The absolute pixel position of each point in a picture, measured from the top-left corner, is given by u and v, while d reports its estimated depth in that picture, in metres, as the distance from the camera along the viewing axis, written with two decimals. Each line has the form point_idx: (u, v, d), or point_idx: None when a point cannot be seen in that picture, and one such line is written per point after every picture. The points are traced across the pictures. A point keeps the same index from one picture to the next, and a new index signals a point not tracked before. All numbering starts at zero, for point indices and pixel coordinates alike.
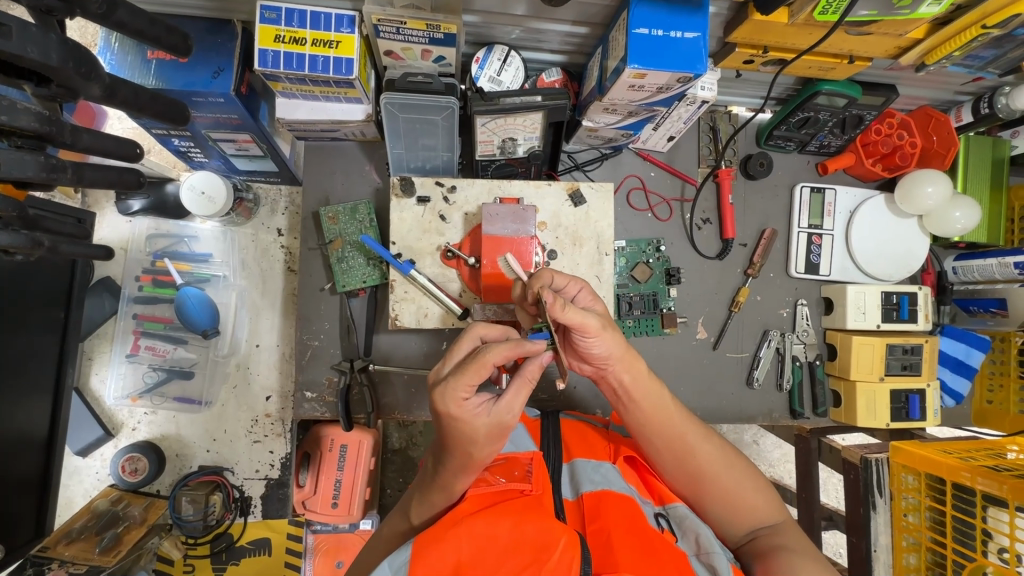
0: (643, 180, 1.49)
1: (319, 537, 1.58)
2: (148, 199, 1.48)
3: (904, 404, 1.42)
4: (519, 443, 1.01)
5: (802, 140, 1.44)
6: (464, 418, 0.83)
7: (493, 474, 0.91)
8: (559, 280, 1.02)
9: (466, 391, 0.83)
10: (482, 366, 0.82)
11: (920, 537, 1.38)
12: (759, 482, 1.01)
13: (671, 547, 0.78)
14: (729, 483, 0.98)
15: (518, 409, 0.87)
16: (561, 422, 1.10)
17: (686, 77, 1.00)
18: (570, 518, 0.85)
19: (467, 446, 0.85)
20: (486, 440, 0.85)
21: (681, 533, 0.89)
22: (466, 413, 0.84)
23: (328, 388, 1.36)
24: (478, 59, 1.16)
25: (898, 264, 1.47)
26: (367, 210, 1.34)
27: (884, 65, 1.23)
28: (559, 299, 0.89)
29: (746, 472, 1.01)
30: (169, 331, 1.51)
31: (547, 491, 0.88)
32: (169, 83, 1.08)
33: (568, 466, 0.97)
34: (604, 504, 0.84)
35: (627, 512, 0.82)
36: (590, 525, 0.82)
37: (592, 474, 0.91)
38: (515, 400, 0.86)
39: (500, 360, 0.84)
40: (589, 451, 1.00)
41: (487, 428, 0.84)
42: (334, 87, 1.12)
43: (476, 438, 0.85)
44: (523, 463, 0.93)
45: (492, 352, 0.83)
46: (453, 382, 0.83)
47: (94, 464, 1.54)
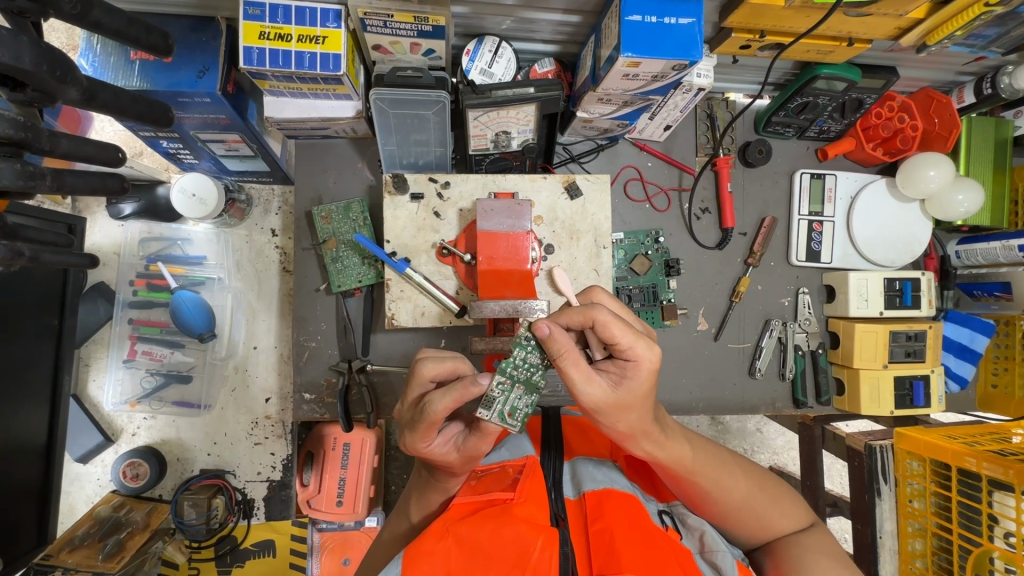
0: (640, 171, 1.46)
1: (326, 535, 1.57)
2: (139, 202, 1.46)
3: (909, 391, 1.40)
4: (516, 449, 0.96)
5: (801, 125, 1.42)
6: (437, 456, 0.84)
7: (487, 478, 0.88)
8: (613, 334, 0.78)
9: (426, 442, 0.82)
10: (432, 421, 0.79)
11: (926, 523, 1.38)
12: (780, 493, 0.99)
13: (673, 545, 0.79)
14: (755, 509, 0.94)
15: (484, 443, 0.83)
16: (563, 420, 1.10)
17: (681, 64, 0.98)
18: (572, 518, 0.83)
19: (445, 466, 0.88)
20: (462, 465, 0.86)
21: (686, 531, 0.90)
22: (434, 455, 0.84)
23: (327, 389, 1.34)
24: (468, 52, 1.14)
25: (901, 249, 1.45)
26: (360, 208, 1.32)
27: (883, 46, 1.20)
28: (563, 348, 0.76)
29: (770, 489, 0.98)
30: (166, 335, 1.48)
31: (544, 498, 0.83)
32: (154, 84, 1.06)
33: (570, 463, 0.97)
34: (606, 504, 0.83)
35: (631, 507, 0.83)
36: (593, 525, 0.80)
37: (594, 473, 0.91)
38: (483, 442, 0.83)
39: (450, 412, 0.78)
40: (591, 449, 1.00)
41: (460, 459, 0.85)
42: (322, 84, 1.10)
43: (452, 464, 0.87)
44: (518, 469, 0.89)
45: (436, 410, 0.77)
46: (411, 433, 0.82)
47: (95, 470, 1.53)
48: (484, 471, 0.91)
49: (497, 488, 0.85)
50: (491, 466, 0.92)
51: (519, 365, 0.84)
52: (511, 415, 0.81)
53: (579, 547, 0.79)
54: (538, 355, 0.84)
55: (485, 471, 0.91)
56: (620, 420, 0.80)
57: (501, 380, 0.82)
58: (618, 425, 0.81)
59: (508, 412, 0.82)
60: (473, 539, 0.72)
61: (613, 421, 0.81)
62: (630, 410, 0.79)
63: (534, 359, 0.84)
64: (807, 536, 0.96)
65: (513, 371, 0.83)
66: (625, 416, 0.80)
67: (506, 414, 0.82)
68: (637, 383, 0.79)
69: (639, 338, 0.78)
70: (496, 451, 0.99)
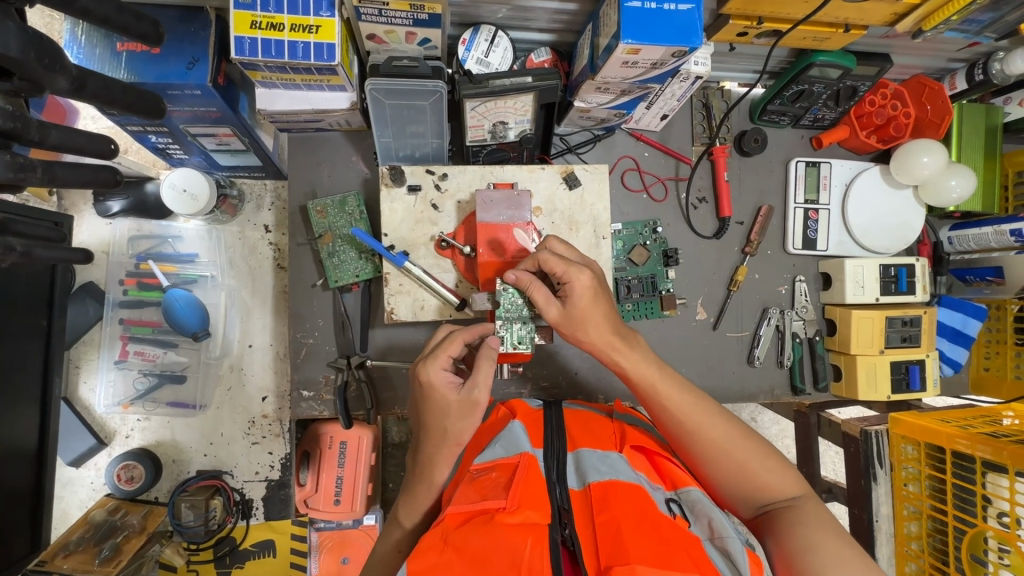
0: (637, 161, 1.46)
1: (325, 533, 1.57)
2: (128, 200, 1.44)
3: (904, 376, 1.42)
4: (511, 444, 0.94)
5: (796, 113, 1.43)
6: (439, 387, 0.94)
7: (484, 480, 0.87)
8: (553, 266, 0.98)
9: (436, 373, 0.95)
10: (451, 342, 0.98)
11: (921, 505, 1.40)
12: (771, 456, 0.98)
13: (681, 534, 0.78)
14: (733, 458, 0.97)
15: (484, 385, 0.94)
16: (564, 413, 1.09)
17: (681, 51, 0.97)
18: (577, 511, 0.84)
19: (442, 420, 0.94)
20: (457, 414, 0.93)
21: (694, 518, 0.88)
22: (438, 387, 0.94)
23: (326, 386, 1.33)
24: (464, 41, 1.13)
25: (895, 237, 1.47)
26: (356, 202, 1.29)
27: (879, 33, 1.20)
28: (522, 278, 0.99)
29: (758, 450, 0.98)
30: (158, 335, 1.46)
31: (542, 499, 0.82)
32: (142, 77, 1.03)
33: (573, 455, 0.96)
34: (611, 495, 0.82)
35: (635, 497, 0.82)
36: (598, 516, 0.80)
37: (598, 463, 0.90)
38: (480, 377, 0.94)
39: (467, 338, 1.00)
40: (594, 440, 0.99)
41: (456, 402, 0.93)
42: (316, 74, 1.08)
43: (448, 411, 0.93)
44: (513, 467, 0.88)
45: (455, 338, 0.99)
46: (427, 359, 0.96)
47: (89, 474, 1.50)
48: (479, 471, 0.90)
49: (493, 491, 0.84)
50: (487, 465, 0.91)
51: (510, 307, 1.05)
52: (521, 342, 1.05)
53: (585, 540, 0.78)
54: (520, 296, 1.04)
55: (481, 471, 0.90)
56: (580, 331, 0.99)
57: (503, 322, 1.05)
58: (587, 336, 0.99)
59: (518, 341, 1.06)
60: (473, 548, 0.72)
61: (576, 334, 1.00)
62: (584, 322, 0.99)
63: (519, 301, 1.04)
64: (794, 506, 0.94)
65: (508, 314, 1.05)
66: (584, 326, 0.99)
67: (516, 343, 1.06)
68: (579, 297, 0.98)
69: (570, 265, 0.98)
70: (489, 448, 0.96)
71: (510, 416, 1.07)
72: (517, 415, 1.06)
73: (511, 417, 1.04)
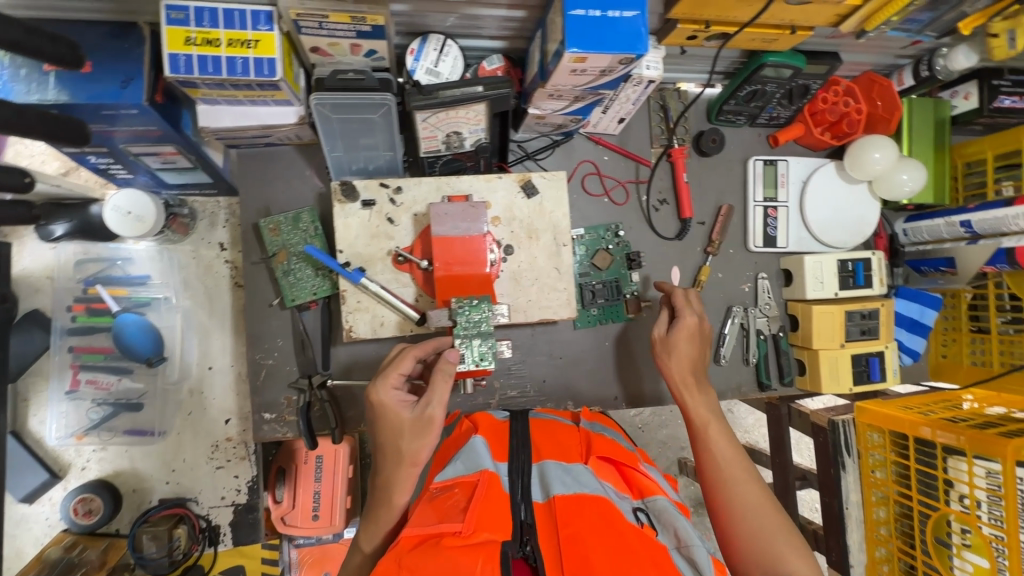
0: (596, 165, 1.45)
1: (303, 551, 1.53)
2: (72, 222, 1.34)
3: (866, 367, 1.44)
4: (472, 461, 0.92)
5: (752, 113, 1.44)
6: (390, 406, 0.96)
7: (443, 502, 0.85)
8: (677, 297, 1.30)
9: (387, 392, 0.98)
10: (403, 360, 1.01)
11: (888, 491, 1.42)
12: (794, 534, 0.96)
13: (646, 543, 0.78)
14: (755, 513, 0.99)
15: (439, 403, 0.96)
16: (531, 423, 1.08)
17: (628, 59, 0.96)
18: (541, 525, 0.82)
19: (396, 440, 0.95)
20: (412, 432, 0.94)
21: (661, 527, 0.89)
22: (390, 406, 0.97)
23: (288, 407, 1.29)
24: (413, 50, 1.10)
25: (852, 231, 1.49)
26: (310, 218, 1.26)
27: (825, 33, 1.22)
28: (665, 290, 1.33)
29: (780, 520, 0.98)
30: (110, 362, 1.40)
31: (503, 517, 0.81)
32: (73, 97, 0.98)
33: (538, 467, 0.94)
34: (576, 509, 0.81)
35: (598, 511, 0.81)
36: (563, 531, 0.79)
37: (563, 477, 0.89)
38: (435, 394, 0.96)
39: (421, 353, 1.03)
40: (559, 452, 0.97)
41: (411, 419, 0.95)
42: (258, 90, 1.04)
43: (403, 429, 0.95)
44: (473, 486, 0.86)
45: (405, 356, 1.01)
46: (378, 380, 0.99)
47: (43, 509, 1.44)
48: (439, 490, 0.88)
49: (453, 513, 0.82)
50: (447, 484, 0.89)
51: (467, 324, 1.07)
52: (483, 358, 1.06)
53: (549, 558, 0.77)
54: (478, 310, 1.07)
55: (441, 489, 0.89)
56: (668, 358, 1.23)
57: (462, 339, 1.06)
58: (670, 365, 1.23)
59: (479, 357, 1.06)
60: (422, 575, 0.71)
61: (667, 355, 1.24)
62: (679, 354, 1.23)
63: (476, 316, 1.08)
64: None
65: (466, 330, 1.07)
66: (676, 356, 1.23)
67: (478, 360, 1.06)
68: (681, 331, 1.25)
69: (688, 304, 1.29)
70: (451, 464, 0.94)
71: (471, 431, 1.04)
72: (479, 428, 1.04)
73: (472, 432, 1.02)
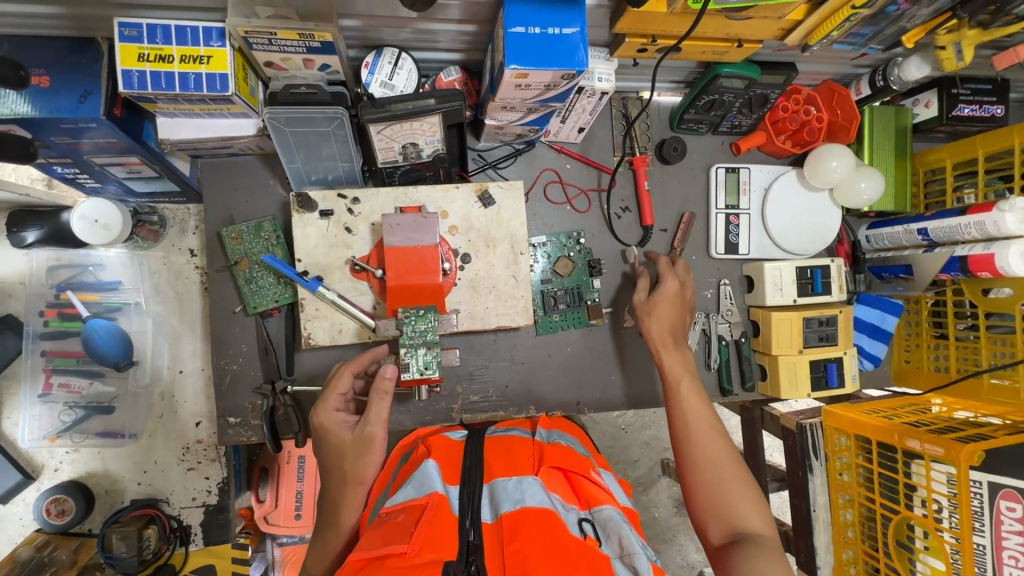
0: (559, 173, 1.47)
1: (286, 549, 1.58)
2: (43, 230, 1.39)
3: (824, 373, 1.46)
4: (423, 484, 0.93)
5: (713, 121, 1.46)
6: (332, 428, 1.07)
7: (390, 524, 0.86)
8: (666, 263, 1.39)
9: (329, 414, 1.08)
10: (340, 379, 1.11)
11: (853, 494, 1.45)
12: (751, 488, 1.07)
13: (587, 553, 0.79)
14: (717, 466, 1.09)
15: (376, 421, 1.06)
16: (486, 442, 1.11)
17: (569, 74, 0.98)
18: (489, 546, 0.84)
19: (341, 462, 1.06)
20: (354, 453, 1.05)
21: (605, 537, 0.90)
22: (333, 429, 1.07)
23: (253, 412, 1.32)
24: (367, 64, 1.13)
25: (813, 238, 1.51)
26: (272, 227, 1.29)
27: (777, 45, 1.24)
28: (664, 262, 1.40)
29: (738, 473, 1.08)
30: (82, 365, 1.44)
31: (449, 537, 0.83)
32: (36, 109, 1.01)
33: (489, 487, 0.97)
34: (522, 522, 0.83)
35: (541, 523, 0.83)
36: (508, 547, 0.80)
37: (511, 492, 0.91)
38: (370, 415, 1.06)
39: (355, 370, 1.12)
40: (510, 468, 1.00)
41: (351, 440, 1.06)
42: (213, 104, 1.07)
43: (346, 451, 1.06)
44: (421, 509, 0.87)
45: (343, 377, 1.11)
46: (320, 404, 1.09)
47: (17, 510, 1.48)
48: (387, 514, 0.88)
49: (399, 534, 0.82)
50: (396, 508, 0.89)
51: (412, 334, 1.12)
52: (428, 366, 1.11)
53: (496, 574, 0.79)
54: (423, 321, 1.11)
55: (390, 513, 0.89)
56: (649, 318, 1.31)
57: (408, 349, 1.11)
58: (650, 325, 1.31)
59: (424, 366, 1.11)
60: None
61: (649, 316, 1.31)
62: (660, 314, 1.31)
63: (421, 326, 1.11)
64: (757, 537, 1.00)
65: (412, 340, 1.11)
66: (657, 317, 1.30)
67: (423, 369, 1.11)
68: (664, 295, 1.32)
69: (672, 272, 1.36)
70: (401, 488, 0.94)
71: (425, 456, 1.06)
72: (432, 453, 1.06)
73: (425, 458, 1.03)
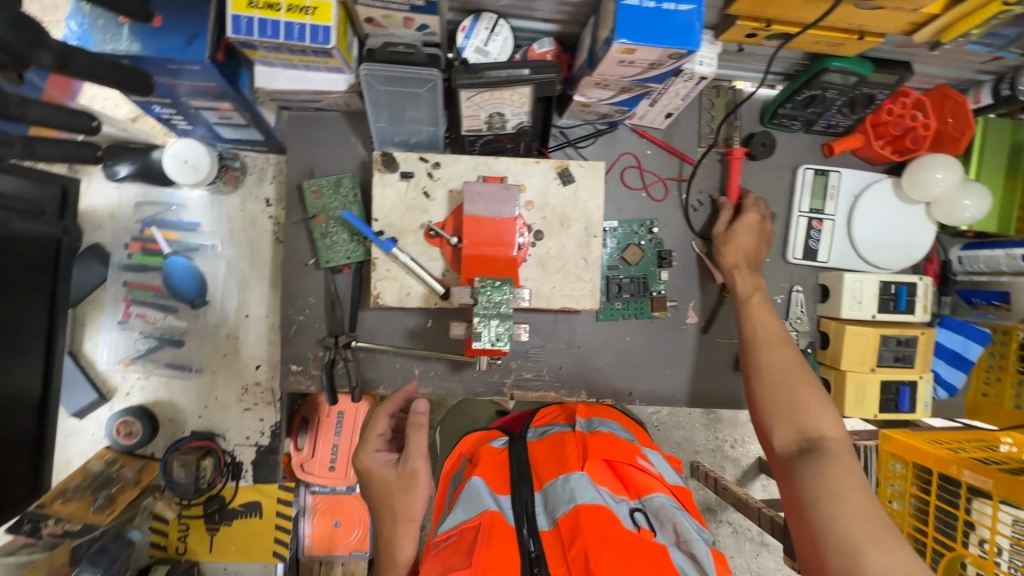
0: (638, 158, 1.43)
1: (318, 497, 1.67)
2: (135, 165, 1.45)
3: (894, 396, 1.39)
4: (473, 504, 0.93)
5: (808, 118, 1.38)
6: (376, 467, 1.12)
7: (448, 551, 0.87)
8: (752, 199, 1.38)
9: (371, 458, 1.14)
10: (377, 421, 1.18)
11: (902, 524, 1.38)
12: (822, 396, 1.07)
13: (648, 551, 0.81)
14: (788, 374, 1.11)
15: (417, 455, 1.11)
16: (529, 449, 1.08)
17: (678, 53, 0.94)
18: (551, 553, 0.86)
19: (389, 501, 1.08)
20: (400, 489, 1.09)
21: (659, 526, 0.90)
22: (376, 468, 1.12)
23: (314, 362, 1.36)
24: (464, 28, 1.11)
25: (901, 253, 1.42)
26: (351, 184, 1.31)
27: (898, 41, 1.15)
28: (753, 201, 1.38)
29: (813, 392, 1.07)
30: (159, 300, 1.52)
31: (509, 555, 0.85)
32: (144, 49, 1.04)
33: (540, 494, 0.96)
34: (580, 523, 0.85)
35: (593, 529, 0.83)
36: (570, 550, 0.83)
37: (561, 494, 0.91)
38: (411, 449, 1.11)
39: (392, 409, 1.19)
40: (556, 468, 0.99)
41: (394, 475, 1.10)
42: (312, 56, 1.08)
43: (392, 487, 1.09)
44: (476, 528, 0.88)
45: (378, 419, 1.18)
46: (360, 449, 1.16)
47: (90, 426, 1.58)
48: (442, 541, 0.89)
49: (459, 556, 0.84)
50: (449, 535, 0.90)
51: (488, 302, 1.10)
52: (498, 338, 1.09)
53: None
54: (499, 292, 1.09)
55: (445, 539, 0.90)
56: (727, 243, 1.35)
57: (481, 318, 1.09)
58: (726, 249, 1.34)
59: (495, 338, 1.09)
60: None
61: (730, 244, 1.34)
62: (738, 235, 1.34)
63: (496, 297, 1.10)
64: (826, 439, 1.00)
65: (486, 310, 1.09)
66: (736, 247, 1.34)
67: (495, 339, 1.09)
68: (744, 222, 1.35)
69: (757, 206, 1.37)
70: (452, 511, 0.94)
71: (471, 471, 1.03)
72: (477, 466, 1.04)
73: (472, 474, 1.00)
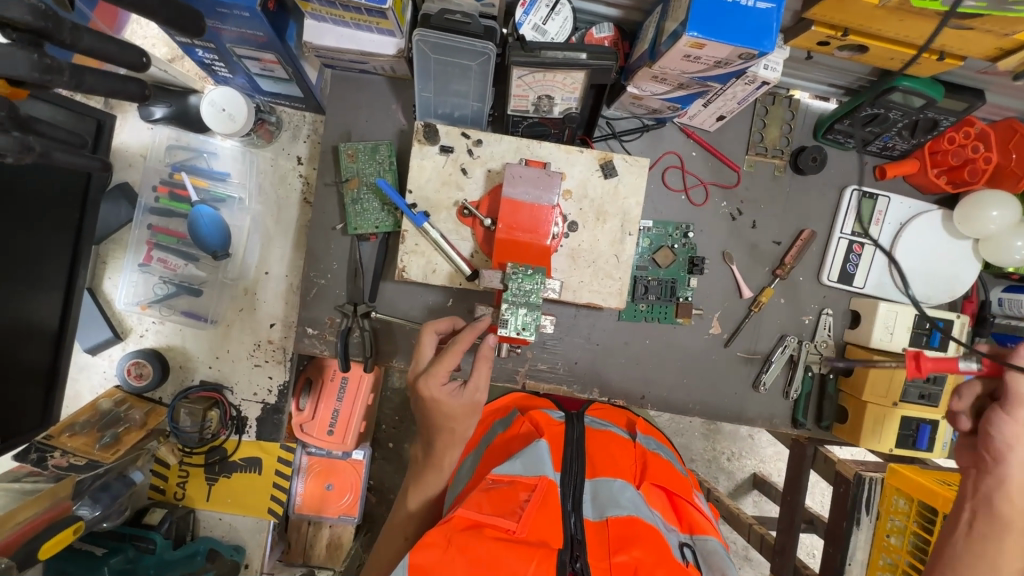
0: (682, 159, 1.38)
1: (313, 458, 1.65)
2: (170, 108, 1.42)
3: (914, 433, 1.35)
4: (532, 463, 0.96)
5: (865, 138, 1.33)
6: (446, 399, 0.98)
7: (496, 494, 0.91)
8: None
9: (437, 387, 0.98)
10: (446, 354, 0.99)
11: (898, 560, 1.36)
12: None
13: None
14: None
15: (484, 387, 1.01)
16: (586, 432, 1.11)
17: (749, 54, 0.90)
18: (591, 541, 0.87)
19: (450, 424, 1.00)
20: (465, 418, 0.99)
21: (706, 568, 0.90)
22: (444, 398, 0.98)
23: (330, 327, 1.35)
24: (525, 3, 1.06)
25: (941, 288, 1.38)
26: (387, 152, 1.28)
27: (976, 66, 1.10)
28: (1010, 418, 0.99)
29: None
30: (182, 246, 1.51)
31: (556, 527, 0.86)
32: None
33: (591, 483, 0.98)
34: (631, 530, 0.85)
35: (649, 540, 0.83)
36: (615, 556, 0.83)
37: (619, 498, 0.92)
38: (479, 381, 1.00)
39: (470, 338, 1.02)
40: (614, 470, 1.00)
41: (462, 408, 0.99)
42: (366, 15, 1.05)
43: (456, 417, 0.99)
44: (530, 488, 0.90)
45: (451, 351, 0.99)
46: (430, 372, 0.98)
47: (102, 363, 1.59)
48: (495, 482, 0.93)
49: (506, 508, 0.88)
50: (503, 479, 0.93)
51: (516, 289, 1.07)
52: (524, 327, 1.07)
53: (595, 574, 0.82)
54: (529, 280, 1.07)
55: (497, 482, 0.94)
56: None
57: (509, 305, 1.07)
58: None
59: (521, 326, 1.07)
60: (473, 556, 0.79)
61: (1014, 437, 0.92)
62: None
63: (526, 285, 1.07)
64: None
65: (515, 297, 1.07)
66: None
67: (519, 328, 1.07)
68: None
69: None
70: (510, 461, 0.98)
71: (533, 434, 1.09)
72: (541, 432, 1.08)
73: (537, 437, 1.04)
